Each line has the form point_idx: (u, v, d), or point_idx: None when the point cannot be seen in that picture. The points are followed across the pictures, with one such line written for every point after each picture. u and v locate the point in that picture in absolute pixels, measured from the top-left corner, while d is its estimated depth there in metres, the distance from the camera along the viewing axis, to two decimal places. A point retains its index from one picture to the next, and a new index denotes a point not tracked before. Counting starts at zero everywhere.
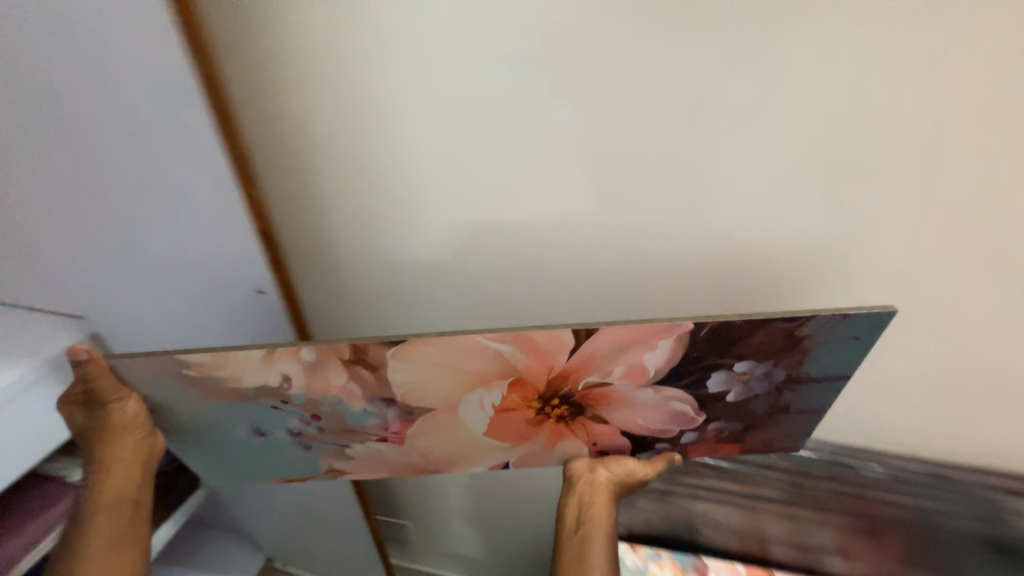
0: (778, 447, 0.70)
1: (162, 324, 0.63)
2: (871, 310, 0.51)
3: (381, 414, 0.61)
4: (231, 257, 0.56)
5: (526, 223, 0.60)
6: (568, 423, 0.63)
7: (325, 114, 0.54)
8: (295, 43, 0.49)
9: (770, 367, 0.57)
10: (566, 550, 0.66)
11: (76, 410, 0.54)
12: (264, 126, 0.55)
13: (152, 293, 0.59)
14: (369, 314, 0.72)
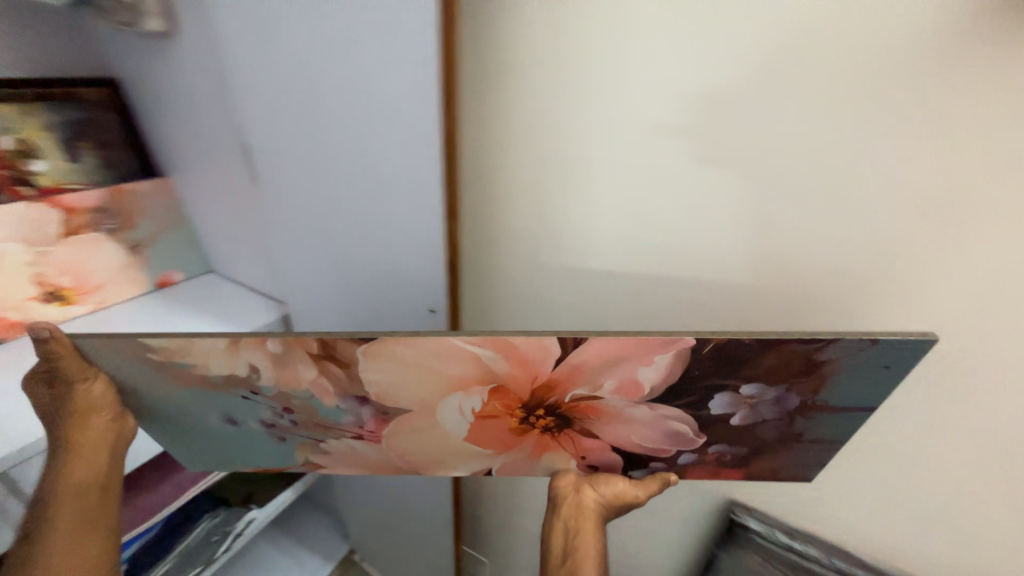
0: (787, 476, 0.63)
1: (337, 305, 0.77)
2: (908, 337, 0.44)
3: (355, 412, 0.57)
4: (408, 253, 0.65)
5: (702, 252, 0.58)
6: (554, 434, 0.59)
7: (530, 127, 0.59)
8: (524, 68, 0.56)
9: (782, 392, 0.50)
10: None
11: (41, 390, 0.52)
12: (475, 135, 0.62)
13: (329, 276, 0.74)
14: (516, 317, 0.74)
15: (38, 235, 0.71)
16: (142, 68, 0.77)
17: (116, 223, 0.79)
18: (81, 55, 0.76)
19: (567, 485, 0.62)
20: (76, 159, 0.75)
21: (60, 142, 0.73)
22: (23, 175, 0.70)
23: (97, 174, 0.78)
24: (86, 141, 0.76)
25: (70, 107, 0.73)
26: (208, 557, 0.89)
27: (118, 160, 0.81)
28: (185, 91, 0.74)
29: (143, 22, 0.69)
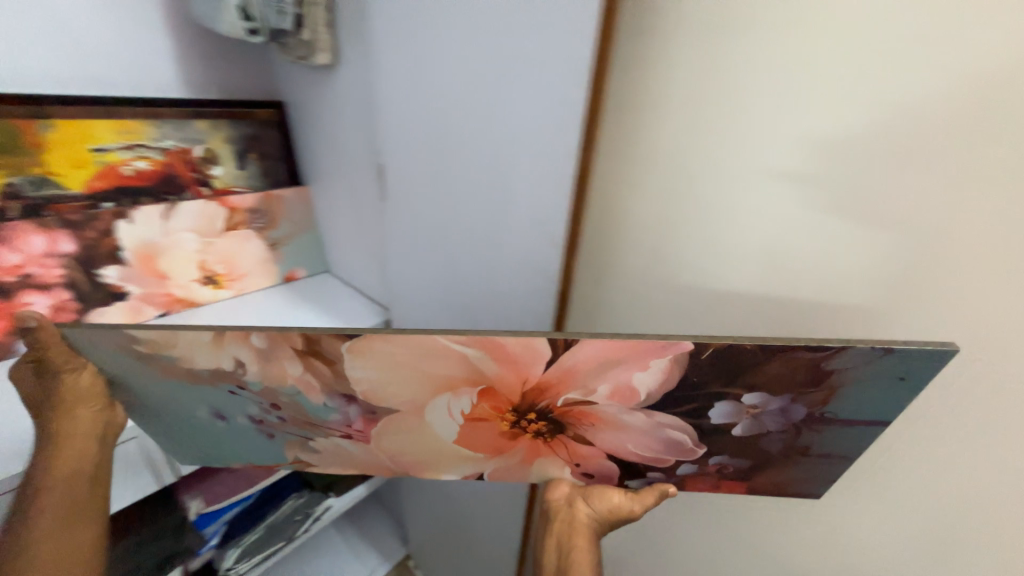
0: (792, 491, 0.60)
1: (436, 306, 0.80)
2: (923, 347, 0.41)
3: (342, 410, 0.56)
4: (527, 262, 0.65)
5: (860, 283, 0.48)
6: (546, 439, 0.56)
7: (672, 124, 0.53)
8: (678, 54, 0.50)
9: (787, 402, 0.48)
10: None
11: (30, 377, 0.52)
12: (613, 131, 0.58)
13: (429, 279, 0.79)
14: (625, 322, 0.68)
15: (206, 228, 0.86)
16: (302, 95, 0.90)
17: (264, 223, 0.93)
18: (255, 78, 0.91)
19: (559, 498, 0.61)
20: (244, 167, 0.89)
21: (235, 153, 0.88)
22: (204, 178, 0.85)
23: (258, 181, 0.92)
24: (253, 153, 0.90)
25: (243, 124, 0.88)
26: (292, 533, 0.98)
27: (274, 172, 0.94)
28: (330, 114, 0.86)
29: (314, 57, 0.79)
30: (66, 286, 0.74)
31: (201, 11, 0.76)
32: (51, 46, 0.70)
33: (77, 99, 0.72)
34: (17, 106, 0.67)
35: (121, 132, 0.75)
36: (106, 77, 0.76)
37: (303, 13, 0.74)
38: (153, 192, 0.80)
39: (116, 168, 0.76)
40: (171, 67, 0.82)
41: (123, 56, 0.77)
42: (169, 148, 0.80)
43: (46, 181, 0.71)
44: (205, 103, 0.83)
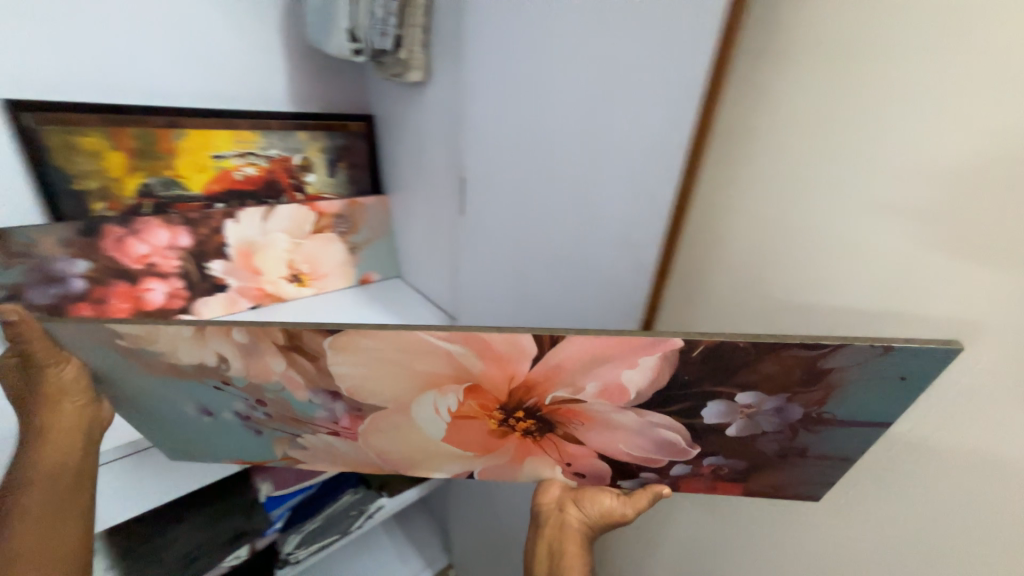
0: (791, 494, 0.58)
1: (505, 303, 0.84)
2: (923, 345, 0.39)
3: (328, 407, 0.55)
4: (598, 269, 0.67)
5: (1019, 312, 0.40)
6: (536, 438, 0.55)
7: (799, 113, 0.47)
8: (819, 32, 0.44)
9: (783, 402, 0.46)
10: None
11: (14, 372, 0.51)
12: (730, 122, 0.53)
13: (500, 278, 0.83)
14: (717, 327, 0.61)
15: (295, 230, 0.94)
16: (391, 110, 0.97)
17: (346, 228, 1.01)
18: (348, 94, 1.00)
19: (550, 503, 0.60)
20: (334, 176, 0.98)
21: (327, 163, 0.96)
22: (300, 184, 0.93)
23: (344, 188, 1.00)
24: (343, 162, 0.99)
25: (337, 137, 0.96)
26: (345, 527, 1.04)
27: (360, 180, 1.02)
28: (415, 126, 0.91)
29: (409, 75, 0.83)
30: (179, 275, 0.85)
31: (316, 32, 0.83)
32: (186, 66, 0.82)
33: (206, 112, 0.82)
34: (159, 118, 0.78)
35: (238, 142, 0.85)
36: (227, 93, 0.87)
37: (404, 36, 0.78)
38: (257, 196, 0.90)
39: (230, 173, 0.86)
40: (283, 86, 0.92)
41: (244, 76, 0.88)
42: (273, 156, 0.89)
43: (174, 183, 0.82)
44: (307, 117, 0.92)
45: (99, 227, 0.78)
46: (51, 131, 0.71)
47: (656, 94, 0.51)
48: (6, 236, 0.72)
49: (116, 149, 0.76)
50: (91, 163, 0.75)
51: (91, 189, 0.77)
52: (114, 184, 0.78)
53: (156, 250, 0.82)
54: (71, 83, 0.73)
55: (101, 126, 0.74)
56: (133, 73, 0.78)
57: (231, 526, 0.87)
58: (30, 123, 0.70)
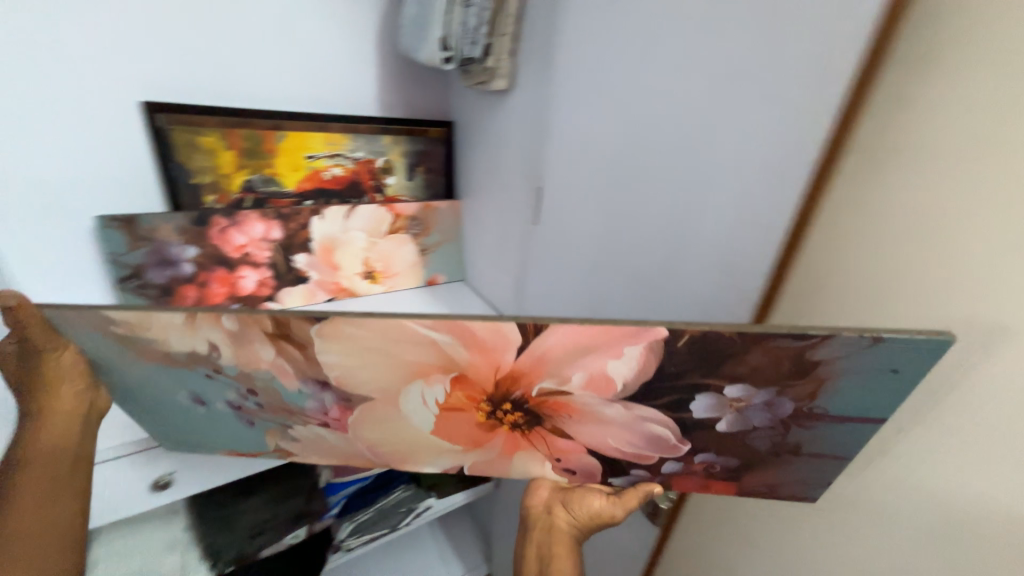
0: (785, 494, 0.57)
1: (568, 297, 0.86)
2: (913, 336, 0.38)
3: (318, 397, 0.56)
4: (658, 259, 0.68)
5: None
6: (524, 432, 0.55)
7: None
8: None
9: (773, 395, 0.45)
10: None
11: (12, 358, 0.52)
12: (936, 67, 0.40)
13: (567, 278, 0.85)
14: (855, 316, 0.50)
15: (371, 230, 1.04)
16: (470, 116, 1.04)
17: (417, 231, 1.10)
18: (430, 99, 1.09)
19: (538, 505, 0.60)
20: (412, 179, 1.08)
21: (406, 166, 1.06)
22: (380, 185, 1.04)
23: (421, 192, 1.10)
24: (420, 167, 1.08)
25: (417, 141, 1.06)
26: (394, 522, 1.06)
27: (434, 184, 1.11)
28: (496, 133, 0.96)
29: (495, 82, 0.87)
30: (269, 266, 0.97)
31: (409, 43, 0.89)
32: (306, 81, 0.95)
33: (306, 117, 0.94)
34: (264, 122, 0.91)
35: (329, 145, 0.97)
36: (323, 98, 0.98)
37: (493, 44, 0.82)
38: (341, 194, 1.01)
39: (320, 172, 0.98)
40: (372, 94, 1.02)
41: (339, 84, 0.98)
42: (359, 159, 1.00)
43: (273, 180, 0.95)
44: (392, 122, 1.02)
45: (208, 218, 0.91)
46: (177, 130, 0.85)
47: (788, 100, 0.47)
48: (135, 223, 0.87)
49: (229, 149, 0.89)
50: (208, 160, 0.89)
51: (206, 183, 0.91)
52: (224, 179, 0.91)
53: (251, 240, 0.94)
54: (199, 92, 0.86)
55: (219, 129, 0.88)
56: (249, 83, 0.90)
57: (294, 507, 0.89)
58: (162, 123, 0.84)
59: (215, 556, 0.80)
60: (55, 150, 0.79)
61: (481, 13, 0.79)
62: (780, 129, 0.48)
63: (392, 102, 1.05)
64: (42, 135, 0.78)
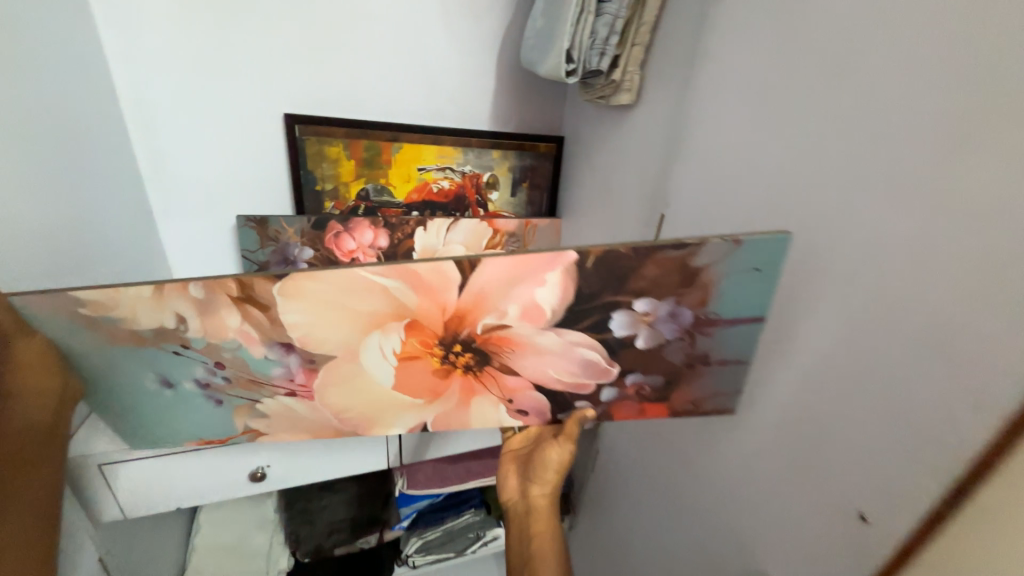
0: (710, 409, 0.65)
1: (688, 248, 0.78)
2: (762, 235, 0.50)
3: (284, 362, 0.60)
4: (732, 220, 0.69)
5: None
6: (476, 374, 0.62)
7: None
8: None
9: (674, 306, 0.54)
10: None
11: None
12: None
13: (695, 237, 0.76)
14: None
15: (470, 246, 0.97)
16: (584, 131, 1.05)
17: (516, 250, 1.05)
18: (546, 113, 1.11)
19: (512, 494, 0.70)
20: (516, 194, 1.11)
21: (512, 181, 1.10)
22: (483, 200, 1.08)
23: (522, 208, 1.13)
24: (525, 182, 1.12)
25: (525, 156, 1.10)
26: (461, 546, 1.20)
27: (537, 200, 1.14)
28: (614, 146, 0.95)
29: (619, 95, 0.87)
30: None
31: (530, 56, 0.88)
32: (416, 95, 1.00)
33: (423, 129, 1.00)
34: (386, 133, 0.98)
35: (439, 158, 1.03)
36: (437, 111, 1.03)
37: (620, 54, 0.82)
38: (445, 207, 1.07)
39: (429, 184, 1.03)
40: (485, 105, 1.06)
41: (453, 97, 1.03)
42: (466, 172, 1.05)
43: (385, 190, 1.01)
44: (502, 138, 1.06)
45: (326, 222, 0.90)
46: (309, 140, 0.96)
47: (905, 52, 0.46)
48: (266, 223, 0.90)
49: (349, 158, 0.98)
50: (331, 168, 0.98)
51: (328, 190, 1.00)
52: (343, 186, 1.00)
53: (360, 246, 0.90)
54: (331, 102, 0.96)
55: (344, 140, 0.97)
56: (372, 98, 0.98)
57: (368, 512, 1.11)
58: (297, 133, 0.95)
59: (297, 543, 1.06)
60: (215, 155, 0.96)
61: (613, 22, 0.77)
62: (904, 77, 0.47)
63: (503, 115, 1.08)
64: (200, 143, 0.94)
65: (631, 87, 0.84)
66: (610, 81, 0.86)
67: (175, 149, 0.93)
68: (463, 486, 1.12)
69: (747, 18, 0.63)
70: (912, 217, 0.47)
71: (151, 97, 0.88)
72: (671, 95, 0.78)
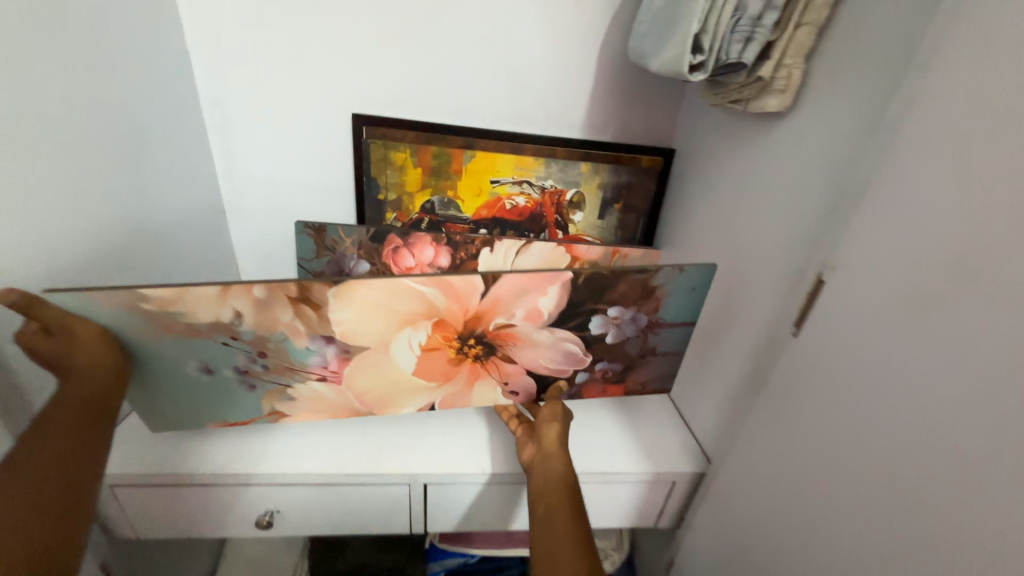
0: (653, 388, 0.88)
1: (739, 262, 0.79)
2: (700, 266, 0.71)
3: (322, 352, 0.71)
4: (749, 238, 0.77)
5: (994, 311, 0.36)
6: (483, 362, 0.77)
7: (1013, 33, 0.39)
8: None
9: (635, 312, 0.74)
10: (535, 509, 0.68)
11: (44, 343, 0.61)
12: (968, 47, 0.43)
13: (766, 269, 0.72)
14: (865, 257, 0.54)
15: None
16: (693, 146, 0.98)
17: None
18: (653, 121, 1.05)
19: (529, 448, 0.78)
20: (603, 216, 1.09)
21: (602, 202, 1.07)
22: (564, 219, 1.07)
23: (608, 231, 1.10)
24: (618, 202, 1.07)
25: (621, 172, 1.05)
26: None
27: (629, 222, 1.10)
28: (720, 161, 0.87)
29: (765, 97, 0.69)
30: None
31: (645, 46, 0.77)
32: (497, 91, 0.99)
33: (502, 136, 1.00)
34: (461, 140, 0.99)
35: (516, 169, 1.02)
36: (524, 112, 1.01)
37: (776, 40, 0.64)
38: (518, 225, 1.07)
39: (501, 199, 1.04)
40: (581, 109, 1.02)
41: (544, 94, 1.00)
42: (545, 188, 1.04)
43: (451, 203, 1.04)
44: (593, 147, 1.03)
45: (385, 235, 0.94)
46: (374, 143, 0.98)
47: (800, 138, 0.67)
48: (323, 232, 0.95)
49: (416, 166, 1.00)
50: (395, 175, 1.00)
51: (390, 199, 1.03)
52: (406, 197, 1.02)
53: (419, 264, 0.95)
54: (414, 100, 0.98)
55: (412, 145, 0.98)
56: (450, 94, 0.98)
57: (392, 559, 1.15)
58: (364, 136, 0.98)
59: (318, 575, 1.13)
60: (302, 160, 1.02)
61: None
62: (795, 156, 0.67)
63: (596, 121, 1.03)
64: (279, 133, 0.99)
65: (787, 89, 0.66)
66: (755, 79, 0.68)
67: (251, 150, 1.00)
68: (502, 552, 1.07)
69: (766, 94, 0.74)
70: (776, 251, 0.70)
71: (230, 91, 0.94)
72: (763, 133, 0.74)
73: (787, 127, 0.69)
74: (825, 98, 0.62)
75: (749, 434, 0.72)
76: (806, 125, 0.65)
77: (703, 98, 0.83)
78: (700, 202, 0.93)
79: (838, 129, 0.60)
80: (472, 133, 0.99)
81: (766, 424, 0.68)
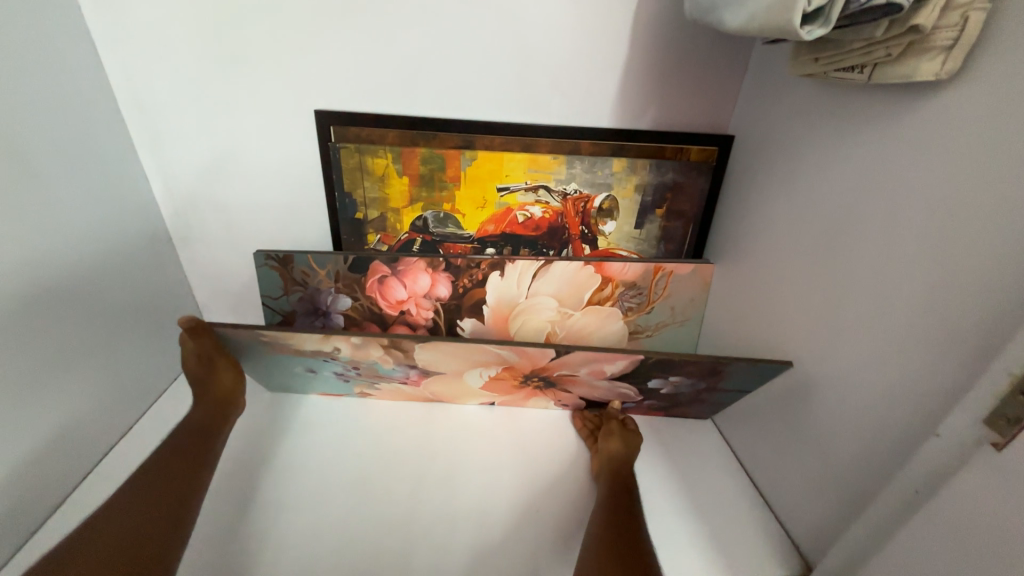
0: (692, 414, 0.95)
1: (801, 343, 0.70)
2: (774, 364, 0.71)
3: (405, 371, 0.80)
4: (803, 316, 0.69)
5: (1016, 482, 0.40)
6: (542, 390, 0.85)
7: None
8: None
9: (696, 379, 0.77)
10: (614, 505, 0.77)
11: (194, 360, 0.79)
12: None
13: (834, 361, 0.64)
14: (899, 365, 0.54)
15: (562, 295, 0.89)
16: (758, 146, 0.77)
17: (637, 302, 0.91)
18: (704, 102, 0.79)
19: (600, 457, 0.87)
20: (643, 227, 0.88)
21: (640, 208, 0.86)
22: (591, 231, 0.88)
23: (648, 246, 0.90)
24: (664, 208, 0.86)
25: (665, 169, 0.82)
26: None
27: (676, 232, 0.89)
28: (781, 195, 0.73)
29: (914, 60, 0.46)
30: (428, 323, 0.92)
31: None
32: (496, 66, 0.74)
33: (501, 131, 0.78)
34: (457, 138, 0.78)
35: (530, 173, 0.81)
36: (529, 98, 0.76)
37: None
38: (534, 241, 0.88)
39: (513, 214, 0.85)
40: (607, 94, 0.76)
41: (555, 71, 0.74)
42: (568, 194, 0.83)
43: (447, 220, 0.86)
44: (633, 143, 0.80)
45: (366, 263, 0.87)
46: (342, 149, 0.80)
47: (858, 232, 0.60)
48: (288, 265, 0.88)
49: (401, 174, 0.81)
50: (376, 187, 0.83)
51: (373, 219, 0.86)
52: (393, 214, 0.85)
53: (412, 295, 0.89)
54: (382, 91, 0.76)
55: (394, 148, 0.79)
56: (422, 81, 0.75)
57: None
58: (335, 143, 0.80)
59: None
60: (257, 182, 0.87)
61: None
62: (861, 245, 0.59)
63: (635, 105, 0.77)
64: (222, 127, 0.81)
65: (959, 41, 0.44)
66: (900, 35, 0.45)
67: (204, 167, 0.85)
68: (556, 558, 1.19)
69: (815, 166, 0.66)
70: (810, 349, 0.68)
71: (145, 89, 0.77)
72: (860, 188, 0.59)
73: (850, 202, 0.61)
74: (901, 164, 0.54)
75: (811, 516, 0.71)
76: (864, 205, 0.59)
77: (790, 65, 0.60)
78: (782, 236, 0.73)
79: (894, 219, 0.55)
80: (466, 128, 0.78)
81: (856, 546, 0.61)
